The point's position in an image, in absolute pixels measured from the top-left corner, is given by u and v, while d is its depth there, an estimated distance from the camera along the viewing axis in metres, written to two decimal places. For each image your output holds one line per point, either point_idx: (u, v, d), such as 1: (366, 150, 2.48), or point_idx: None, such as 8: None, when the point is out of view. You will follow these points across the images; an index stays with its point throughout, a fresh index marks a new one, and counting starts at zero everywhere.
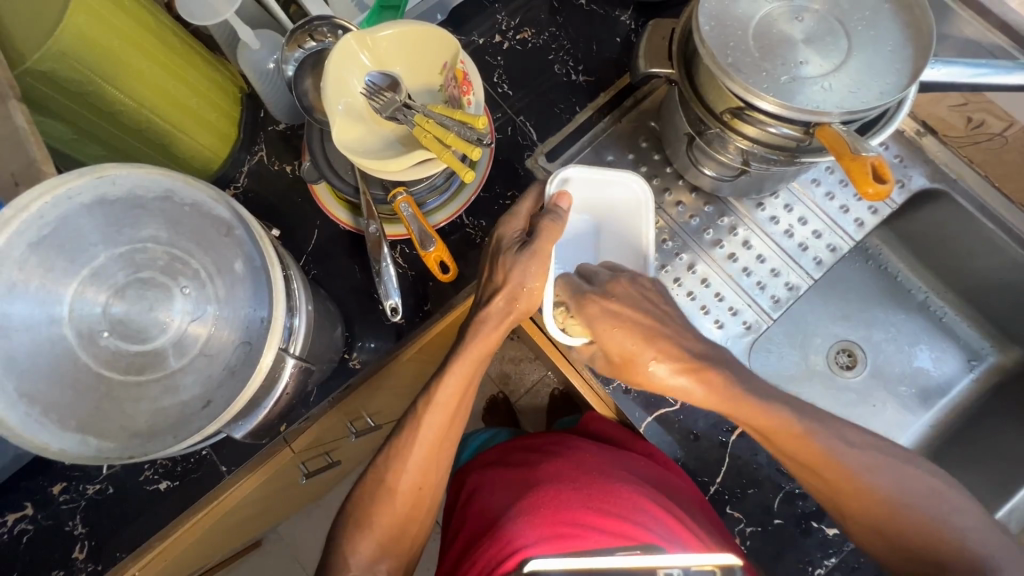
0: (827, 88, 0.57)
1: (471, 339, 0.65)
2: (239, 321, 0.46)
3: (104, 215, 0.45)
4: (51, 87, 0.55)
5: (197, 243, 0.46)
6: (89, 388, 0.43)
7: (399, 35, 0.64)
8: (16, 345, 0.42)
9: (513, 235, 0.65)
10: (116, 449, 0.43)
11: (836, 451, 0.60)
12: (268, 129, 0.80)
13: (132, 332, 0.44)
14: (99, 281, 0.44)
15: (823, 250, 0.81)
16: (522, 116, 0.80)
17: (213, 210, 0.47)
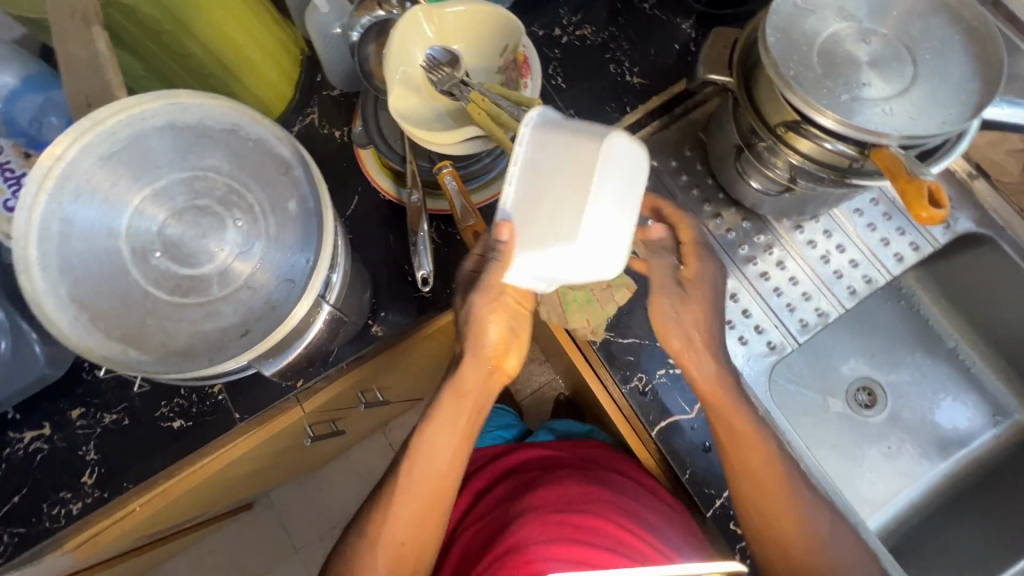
0: (887, 111, 0.56)
1: (452, 393, 0.65)
2: (284, 260, 0.47)
3: (172, 139, 0.46)
4: (131, 22, 0.57)
5: (256, 179, 0.47)
6: (134, 304, 0.45)
7: (466, 13, 0.65)
8: (73, 251, 0.44)
9: (467, 280, 0.63)
10: (151, 363, 0.44)
11: (803, 513, 0.65)
12: (323, 94, 0.82)
13: (183, 255, 0.45)
14: (160, 201, 0.46)
15: (859, 281, 0.79)
16: (572, 111, 0.81)
17: (276, 149, 0.48)
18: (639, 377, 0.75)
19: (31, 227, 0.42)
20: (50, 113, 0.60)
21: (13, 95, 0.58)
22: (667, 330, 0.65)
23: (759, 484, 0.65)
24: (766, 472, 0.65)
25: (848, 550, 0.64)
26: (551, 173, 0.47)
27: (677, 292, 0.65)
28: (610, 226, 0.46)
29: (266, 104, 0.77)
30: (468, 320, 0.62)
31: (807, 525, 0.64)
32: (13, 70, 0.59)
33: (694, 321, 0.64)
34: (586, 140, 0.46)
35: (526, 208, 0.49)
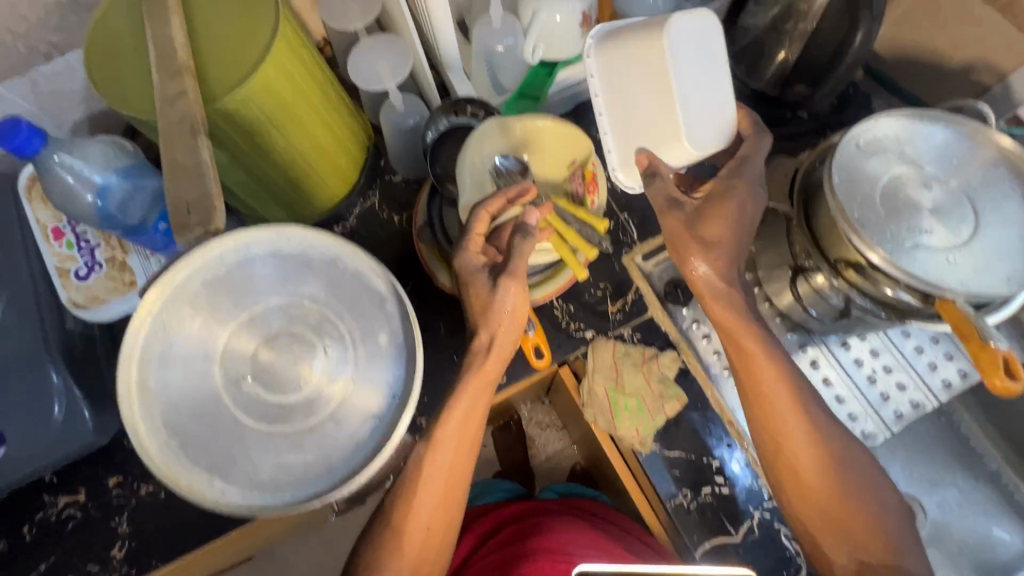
0: (952, 262, 0.58)
1: (472, 370, 0.62)
2: (369, 395, 0.49)
3: (274, 268, 0.50)
4: (228, 124, 0.60)
5: (347, 308, 0.50)
6: (224, 430, 0.47)
7: (538, 130, 0.68)
8: (173, 375, 0.47)
9: (478, 268, 0.63)
10: (237, 495, 0.46)
11: (824, 440, 0.62)
12: (385, 178, 0.86)
13: (275, 381, 0.48)
14: (257, 326, 0.49)
15: (905, 405, 0.78)
16: (625, 212, 0.81)
17: (370, 283, 0.51)
18: (685, 493, 0.71)
19: (139, 349, 0.46)
20: (141, 202, 0.61)
21: (108, 189, 0.59)
22: (692, 263, 0.63)
23: (777, 435, 0.63)
24: (783, 409, 0.62)
25: (882, 506, 0.61)
26: (632, 71, 0.63)
27: (691, 217, 0.64)
28: (702, 97, 0.62)
29: (334, 188, 0.80)
30: (482, 302, 0.62)
31: (825, 452, 0.61)
32: (100, 163, 0.59)
33: (721, 234, 0.63)
34: (647, 62, 0.61)
35: (626, 124, 0.65)
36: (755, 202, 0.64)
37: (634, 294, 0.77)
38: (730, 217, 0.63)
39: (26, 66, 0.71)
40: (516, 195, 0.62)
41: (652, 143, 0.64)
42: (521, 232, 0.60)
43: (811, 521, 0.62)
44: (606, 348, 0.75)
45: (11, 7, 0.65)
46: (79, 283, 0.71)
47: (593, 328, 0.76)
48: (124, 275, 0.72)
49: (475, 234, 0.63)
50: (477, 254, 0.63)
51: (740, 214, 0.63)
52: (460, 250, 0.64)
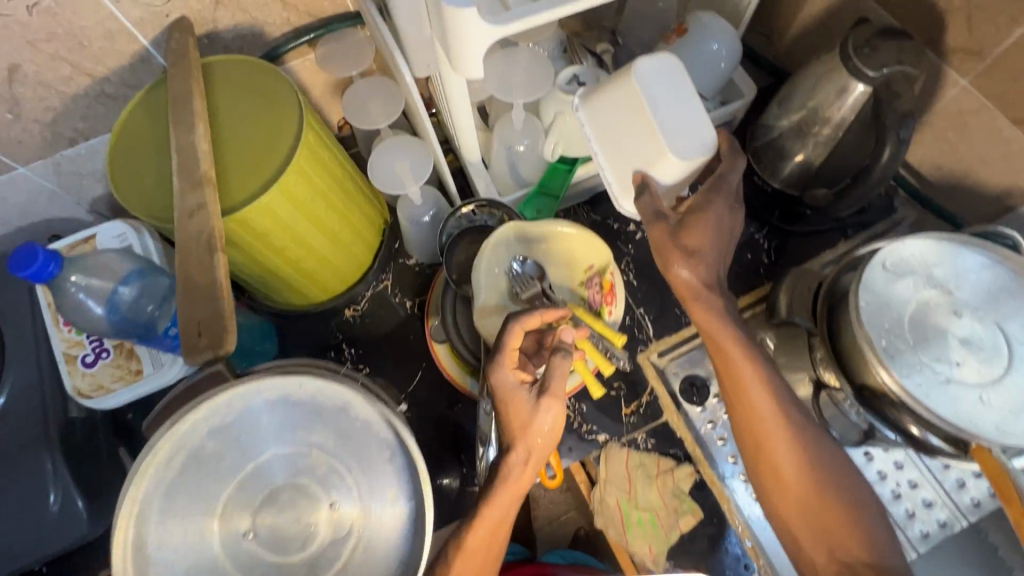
0: (985, 402, 0.56)
1: (505, 483, 0.56)
2: (374, 561, 0.44)
3: (280, 415, 0.46)
4: (244, 230, 0.60)
5: (354, 461, 0.46)
6: None
7: (554, 235, 0.68)
8: (166, 536, 0.43)
9: (516, 386, 0.58)
10: None
11: (808, 458, 0.57)
12: (399, 261, 0.85)
13: (277, 541, 0.45)
14: (260, 478, 0.46)
15: (932, 524, 0.74)
16: (642, 308, 0.80)
17: (380, 432, 0.46)
18: None
19: (134, 507, 0.42)
20: (151, 307, 0.59)
21: (118, 299, 0.58)
22: (675, 268, 0.60)
23: (758, 439, 0.59)
24: (770, 438, 0.58)
25: (872, 515, 0.56)
26: (607, 115, 0.59)
27: (676, 226, 0.59)
28: (678, 119, 0.55)
29: (348, 275, 0.79)
30: (521, 419, 0.57)
31: (809, 467, 0.57)
32: (114, 276, 0.59)
33: (714, 250, 0.60)
34: (620, 89, 0.57)
35: (614, 154, 0.60)
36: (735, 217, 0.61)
37: (649, 396, 0.76)
38: (713, 231, 0.60)
39: (51, 151, 0.72)
40: (553, 317, 0.59)
41: (643, 161, 0.58)
42: (561, 350, 0.57)
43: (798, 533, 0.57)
44: (618, 456, 0.73)
45: (40, 100, 0.66)
46: (85, 370, 0.69)
47: (606, 433, 0.74)
48: (130, 362, 0.70)
49: (508, 348, 0.58)
50: (514, 370, 0.58)
51: (718, 225, 0.60)
52: (489, 366, 0.58)
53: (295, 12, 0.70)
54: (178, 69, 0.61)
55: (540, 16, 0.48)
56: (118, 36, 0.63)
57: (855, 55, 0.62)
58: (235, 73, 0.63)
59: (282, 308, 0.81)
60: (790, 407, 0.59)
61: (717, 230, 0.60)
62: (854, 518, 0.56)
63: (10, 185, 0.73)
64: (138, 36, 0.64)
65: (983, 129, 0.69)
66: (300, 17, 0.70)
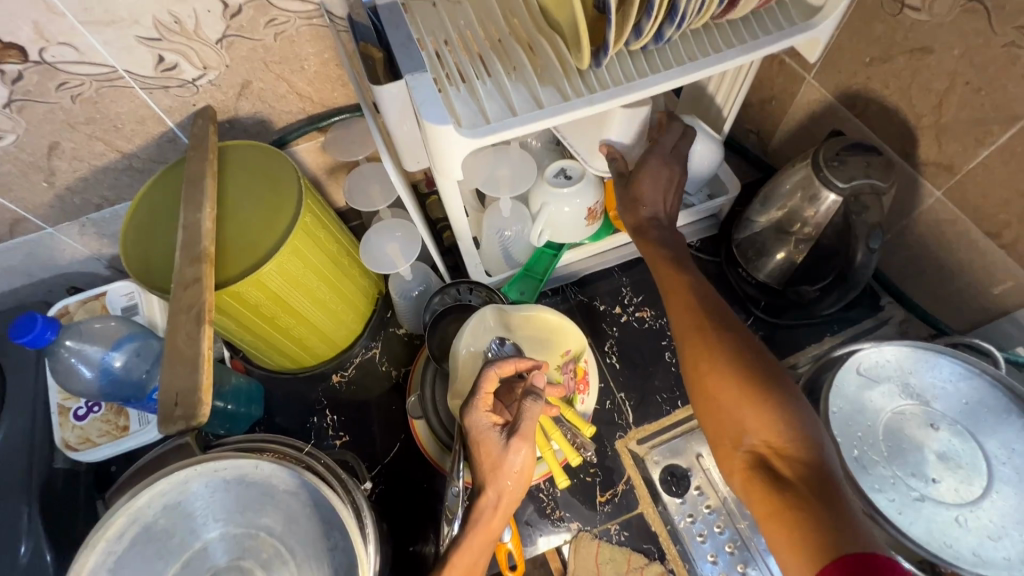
0: (962, 524, 0.53)
1: (476, 528, 0.55)
2: None
3: (236, 494, 0.47)
4: (238, 302, 0.63)
5: (301, 546, 0.47)
6: None
7: (534, 317, 0.71)
8: None
9: (488, 428, 0.58)
10: None
11: (735, 356, 0.54)
12: (390, 329, 0.88)
13: None
14: (208, 559, 0.47)
15: None
16: (622, 393, 0.81)
17: (329, 519, 0.46)
18: None
19: None
20: (142, 374, 0.63)
21: (110, 366, 0.61)
22: (628, 217, 0.68)
23: (687, 338, 0.57)
24: (698, 330, 0.57)
25: (798, 410, 0.50)
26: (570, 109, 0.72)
27: (627, 181, 0.69)
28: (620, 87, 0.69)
29: (336, 341, 0.82)
30: (491, 460, 0.57)
31: (738, 365, 0.53)
32: (106, 341, 0.62)
33: (656, 195, 0.68)
34: None
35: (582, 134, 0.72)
36: (673, 168, 0.69)
37: (624, 485, 0.75)
38: (657, 183, 0.67)
39: (77, 215, 0.78)
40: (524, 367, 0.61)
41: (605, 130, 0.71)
42: (532, 393, 0.58)
43: (721, 436, 0.53)
44: (590, 547, 0.71)
45: (73, 172, 0.73)
46: (76, 422, 0.72)
47: (577, 521, 0.73)
48: (119, 418, 0.73)
49: (484, 392, 0.60)
50: (487, 413, 0.59)
51: (660, 179, 0.68)
52: (465, 413, 0.60)
53: (310, 103, 0.77)
54: (196, 151, 0.67)
55: (512, 130, 0.52)
56: (148, 119, 0.70)
57: (826, 167, 0.65)
58: (247, 157, 0.69)
59: (272, 370, 0.84)
60: (726, 314, 0.58)
61: (663, 189, 0.68)
62: (776, 406, 0.50)
63: (36, 243, 0.80)
64: (166, 120, 0.71)
65: (961, 238, 0.70)
66: (314, 107, 0.78)
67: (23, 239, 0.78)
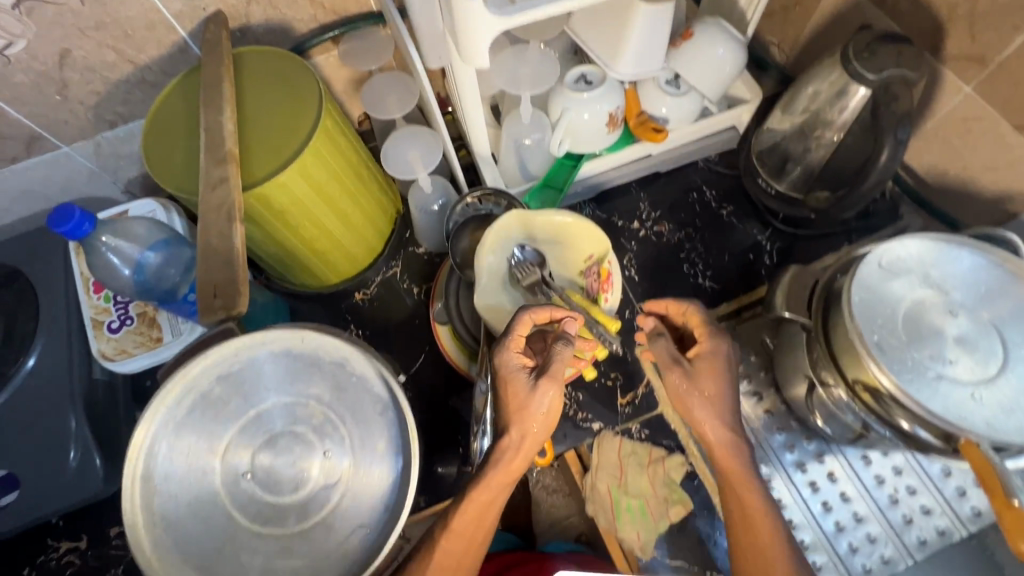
0: (976, 399, 0.55)
1: (497, 468, 0.57)
2: (369, 503, 0.46)
3: (285, 362, 0.49)
4: (264, 206, 0.64)
5: (352, 414, 0.49)
6: (218, 529, 0.46)
7: (558, 223, 0.70)
8: (173, 469, 0.46)
9: (517, 368, 0.59)
10: None
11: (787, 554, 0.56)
12: (409, 249, 0.88)
13: (270, 483, 0.47)
14: (260, 425, 0.49)
15: (931, 532, 0.73)
16: (642, 303, 0.82)
17: (374, 385, 0.49)
18: None
19: (143, 439, 0.46)
20: (177, 274, 0.64)
21: (145, 263, 0.63)
22: (692, 403, 0.59)
23: (730, 503, 0.59)
24: (743, 492, 0.58)
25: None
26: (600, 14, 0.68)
27: (689, 374, 0.60)
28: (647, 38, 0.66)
29: (357, 258, 0.83)
30: (518, 400, 0.57)
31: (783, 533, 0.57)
32: (142, 239, 0.63)
33: (716, 386, 0.59)
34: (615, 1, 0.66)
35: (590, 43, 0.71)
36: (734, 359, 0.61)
37: (645, 389, 0.77)
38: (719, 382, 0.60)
39: (93, 133, 0.78)
40: (559, 315, 0.61)
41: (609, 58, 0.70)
42: (564, 336, 0.58)
43: None
44: (612, 444, 0.74)
45: (86, 85, 0.72)
46: (110, 335, 0.74)
47: (600, 421, 0.76)
48: (151, 330, 0.74)
49: (516, 333, 0.60)
50: (517, 354, 0.59)
51: (726, 367, 0.60)
52: (497, 348, 0.60)
53: (321, 9, 0.75)
54: (211, 56, 0.66)
55: (540, 7, 0.51)
56: (158, 26, 0.69)
57: (856, 59, 0.63)
58: (262, 63, 0.68)
59: (296, 288, 0.85)
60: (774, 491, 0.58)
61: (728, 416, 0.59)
62: None
63: (54, 163, 0.79)
64: (176, 27, 0.70)
65: (987, 135, 0.69)
66: (326, 15, 0.76)
67: (39, 159, 0.78)
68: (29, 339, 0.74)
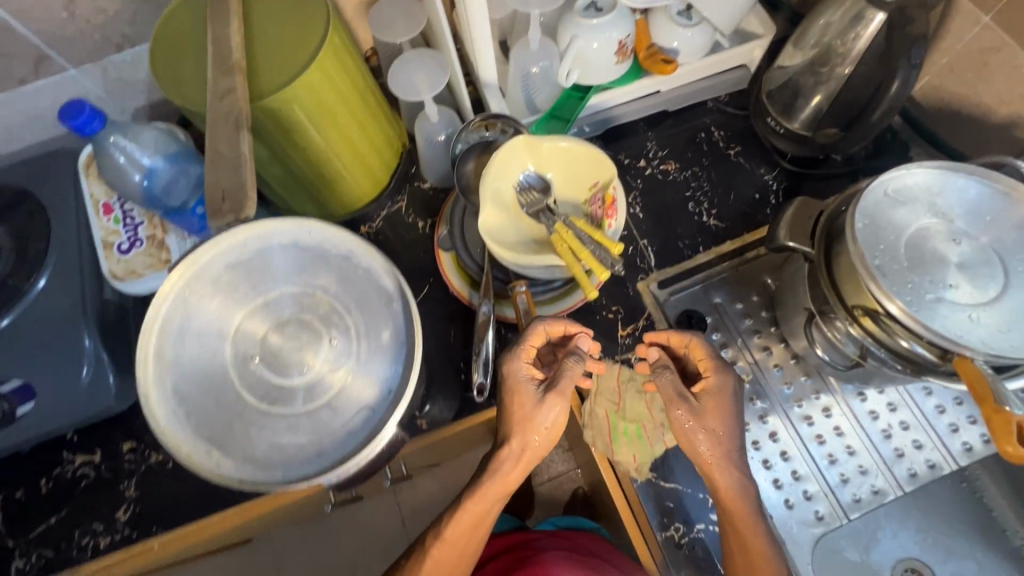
0: (974, 319, 0.56)
1: (497, 476, 0.62)
2: (371, 383, 0.52)
3: (294, 257, 0.55)
4: (271, 121, 0.64)
5: (356, 304, 0.55)
6: (230, 403, 0.51)
7: (566, 148, 0.69)
8: (187, 346, 0.52)
9: (526, 379, 0.62)
10: (231, 469, 0.49)
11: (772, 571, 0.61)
12: (414, 184, 0.89)
13: (278, 364, 0.53)
14: (268, 312, 0.54)
15: (921, 465, 0.75)
16: (645, 240, 0.83)
17: (380, 280, 0.55)
18: (676, 527, 0.71)
19: (160, 319, 0.51)
20: (184, 189, 0.66)
21: (156, 173, 0.65)
22: (697, 440, 0.61)
23: (732, 521, 0.62)
24: (738, 515, 0.61)
25: None
26: None
27: (695, 409, 0.62)
28: None
29: (363, 190, 0.83)
30: (524, 411, 0.61)
31: (772, 555, 0.61)
32: (154, 148, 0.65)
33: (722, 425, 0.61)
34: None
35: None
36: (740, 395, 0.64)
37: (646, 321, 0.79)
38: (725, 418, 0.62)
39: (100, 56, 0.78)
40: (573, 330, 0.65)
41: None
42: (575, 354, 0.62)
43: None
44: (611, 371, 0.74)
45: (92, 1, 0.71)
46: (120, 256, 0.77)
47: (600, 351, 0.77)
48: (160, 253, 0.77)
49: (529, 344, 0.64)
50: (527, 364, 0.63)
51: (733, 407, 0.63)
52: (507, 355, 0.64)
53: None
54: None
55: None
56: None
57: None
58: None
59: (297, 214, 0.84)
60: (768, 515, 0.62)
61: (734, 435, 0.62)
62: None
63: (61, 87, 0.79)
64: None
65: (1002, 67, 0.69)
66: None
67: (47, 82, 0.78)
68: (41, 257, 0.75)
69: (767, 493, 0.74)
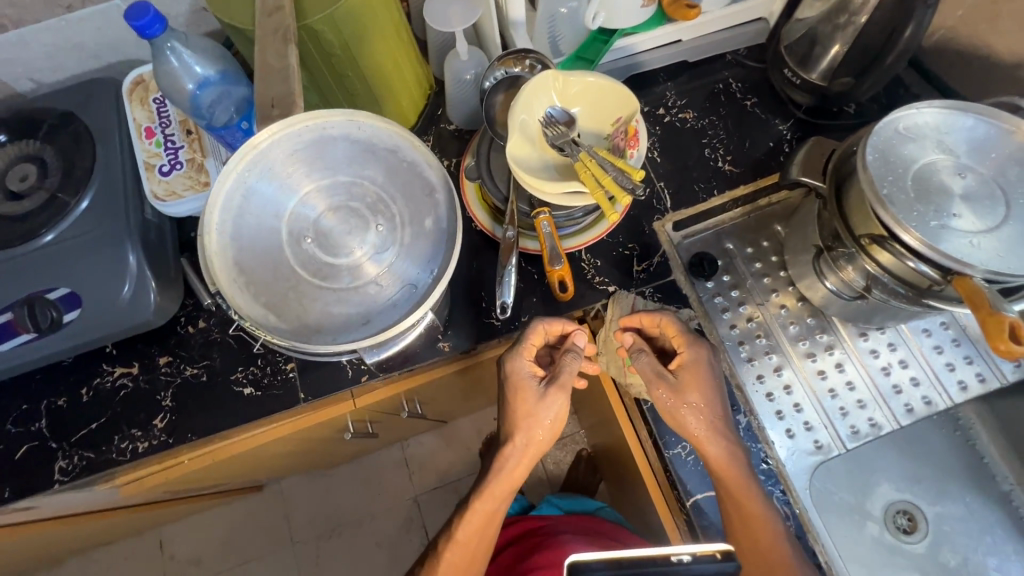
0: (975, 245, 0.59)
1: (506, 466, 0.73)
2: (411, 267, 0.62)
3: (348, 148, 0.64)
4: (313, 44, 0.67)
5: (401, 194, 0.65)
6: (285, 274, 0.61)
7: (592, 84, 0.73)
8: (246, 219, 0.60)
9: (528, 376, 0.71)
10: (286, 330, 0.58)
11: (769, 537, 0.68)
12: (439, 125, 0.91)
13: (328, 244, 0.62)
14: (321, 196, 0.64)
15: (918, 401, 0.79)
16: (662, 183, 0.86)
17: (424, 173, 0.65)
18: (683, 446, 0.77)
19: (223, 193, 0.59)
20: (230, 103, 0.71)
21: (207, 82, 0.69)
22: (682, 413, 0.70)
23: (726, 494, 0.69)
24: (733, 486, 0.68)
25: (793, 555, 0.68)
26: None
27: (676, 385, 0.70)
28: None
29: None
30: (528, 404, 0.71)
31: (766, 521, 0.68)
32: (207, 58, 0.69)
33: (703, 403, 0.70)
34: None
35: None
36: (717, 372, 0.72)
37: (660, 258, 0.82)
38: (705, 392, 0.70)
39: None
40: (568, 328, 0.73)
41: None
42: (571, 350, 0.71)
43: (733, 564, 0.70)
44: (626, 300, 0.79)
45: None
46: (161, 178, 0.80)
47: (615, 284, 0.81)
48: (199, 176, 0.80)
49: (530, 343, 0.72)
50: (529, 362, 0.72)
51: (711, 384, 0.71)
52: (510, 354, 0.72)
53: None
54: None
55: None
56: None
57: None
58: None
59: None
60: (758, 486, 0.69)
61: (713, 407, 0.70)
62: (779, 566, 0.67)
63: (104, 17, 0.81)
64: None
65: None
66: None
67: (93, 11, 0.80)
68: (87, 175, 0.79)
69: (770, 423, 0.78)
